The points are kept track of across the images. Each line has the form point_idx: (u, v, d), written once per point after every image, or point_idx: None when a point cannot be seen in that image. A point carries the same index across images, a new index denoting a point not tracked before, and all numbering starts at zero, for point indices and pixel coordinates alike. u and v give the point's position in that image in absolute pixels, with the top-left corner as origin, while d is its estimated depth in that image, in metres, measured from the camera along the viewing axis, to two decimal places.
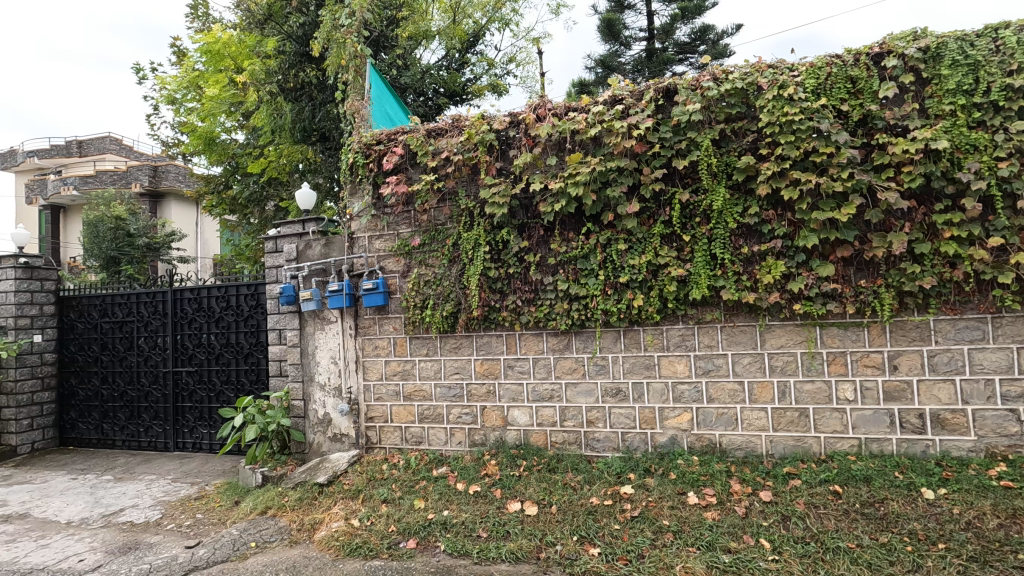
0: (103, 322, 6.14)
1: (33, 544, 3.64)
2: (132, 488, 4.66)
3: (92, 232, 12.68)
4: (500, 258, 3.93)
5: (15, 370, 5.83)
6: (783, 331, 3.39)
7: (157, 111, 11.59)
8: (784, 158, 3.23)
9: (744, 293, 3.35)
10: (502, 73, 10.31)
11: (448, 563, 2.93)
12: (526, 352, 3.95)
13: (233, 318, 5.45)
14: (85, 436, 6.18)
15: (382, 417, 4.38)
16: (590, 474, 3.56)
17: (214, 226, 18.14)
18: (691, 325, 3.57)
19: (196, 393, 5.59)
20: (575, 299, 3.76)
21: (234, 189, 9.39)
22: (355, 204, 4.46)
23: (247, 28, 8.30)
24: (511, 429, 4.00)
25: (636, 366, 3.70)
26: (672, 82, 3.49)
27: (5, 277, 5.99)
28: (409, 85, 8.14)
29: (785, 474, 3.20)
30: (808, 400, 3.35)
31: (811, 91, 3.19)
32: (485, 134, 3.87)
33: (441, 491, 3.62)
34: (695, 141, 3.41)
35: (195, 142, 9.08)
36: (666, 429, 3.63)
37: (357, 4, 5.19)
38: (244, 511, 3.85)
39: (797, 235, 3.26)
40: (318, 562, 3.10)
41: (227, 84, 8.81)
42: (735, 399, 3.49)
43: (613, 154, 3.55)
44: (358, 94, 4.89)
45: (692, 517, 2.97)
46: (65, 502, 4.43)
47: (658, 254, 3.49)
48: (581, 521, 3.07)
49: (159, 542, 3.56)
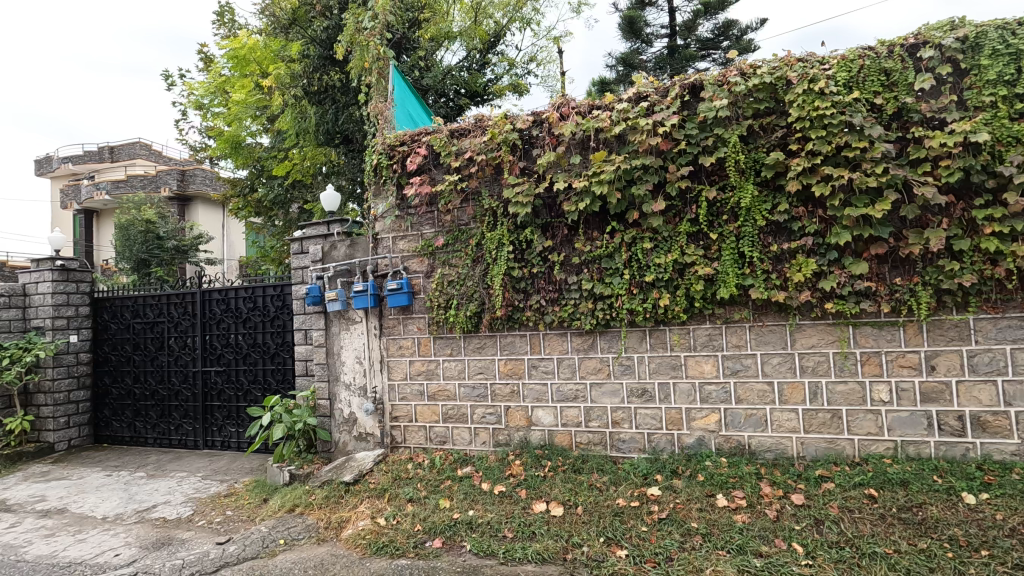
0: (135, 323, 6.30)
1: (71, 539, 3.74)
2: (164, 485, 4.76)
3: (123, 235, 13.03)
4: (524, 258, 3.92)
5: (52, 370, 6.02)
6: (814, 330, 3.31)
7: (185, 116, 11.85)
8: (815, 153, 3.16)
9: (774, 292, 3.29)
10: (523, 73, 10.29)
11: (475, 563, 2.93)
12: (550, 353, 3.94)
13: (260, 318, 5.54)
14: (118, 434, 6.34)
15: (406, 417, 4.41)
16: (615, 475, 3.53)
17: (240, 228, 18.48)
18: (718, 324, 3.51)
19: (224, 392, 5.70)
20: (600, 299, 3.73)
21: (260, 192, 9.54)
22: (379, 205, 4.50)
23: (272, 33, 8.42)
24: (536, 430, 3.98)
25: (662, 367, 3.66)
26: (698, 78, 3.43)
27: (43, 279, 6.18)
28: (430, 86, 8.18)
29: (818, 477, 3.13)
30: (840, 401, 3.27)
31: (842, 84, 3.12)
32: (508, 133, 3.86)
33: (466, 491, 3.62)
34: (723, 138, 3.35)
35: (222, 146, 9.25)
36: (693, 430, 3.58)
37: (380, 6, 5.24)
38: (273, 508, 3.91)
39: (828, 232, 3.19)
40: (345, 560, 3.12)
41: (253, 88, 8.97)
42: (764, 400, 3.42)
43: (638, 152, 3.52)
44: (382, 95, 4.93)
45: (722, 520, 2.92)
46: (101, 498, 4.55)
47: (685, 253, 3.45)
48: (608, 522, 3.04)
49: (191, 538, 3.62)
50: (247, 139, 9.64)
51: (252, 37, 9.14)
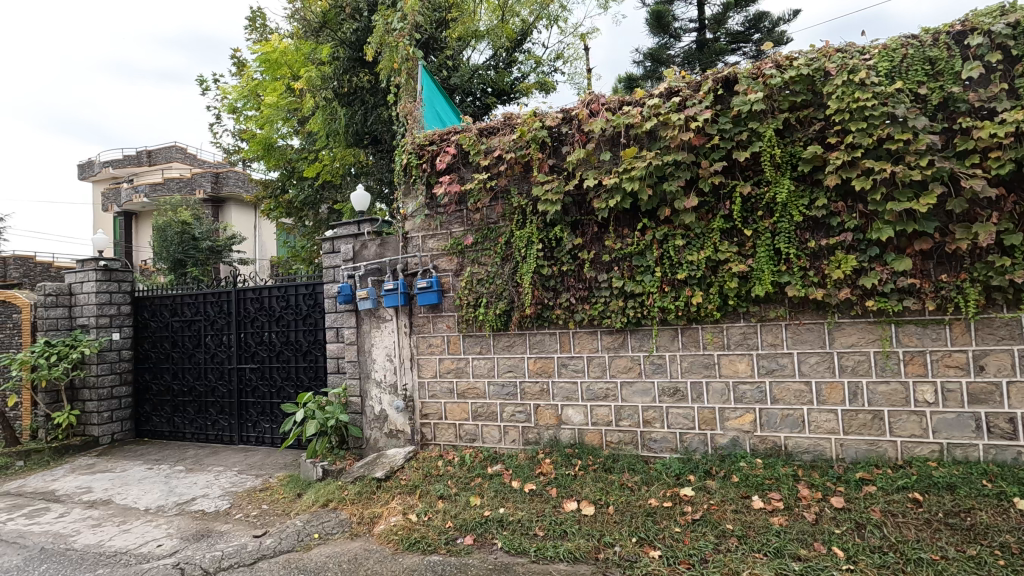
0: (173, 321, 6.49)
1: (116, 529, 3.88)
2: (202, 479, 4.90)
3: (160, 236, 13.42)
4: (553, 256, 3.90)
5: (97, 366, 6.25)
6: (854, 329, 3.21)
7: (220, 120, 12.16)
8: (855, 146, 3.07)
9: (811, 289, 3.20)
10: (550, 70, 10.25)
11: (506, 561, 2.94)
12: (580, 351, 3.92)
13: (293, 317, 5.65)
14: (158, 428, 6.54)
15: (436, 414, 4.44)
16: (647, 474, 3.49)
17: (272, 229, 18.85)
18: (753, 323, 3.45)
19: (259, 389, 5.84)
20: (630, 297, 3.69)
21: (291, 193, 9.74)
22: (409, 205, 4.54)
23: (303, 36, 8.54)
24: (566, 428, 3.96)
25: (694, 366, 3.60)
26: (731, 72, 3.36)
27: (88, 279, 6.42)
28: (458, 86, 8.23)
29: (858, 480, 3.05)
30: (882, 401, 3.17)
31: (884, 75, 3.03)
32: (538, 131, 3.84)
33: (497, 489, 3.63)
34: (758, 132, 3.27)
35: (254, 148, 9.45)
36: (727, 430, 3.52)
37: (410, 7, 5.29)
38: (307, 503, 3.98)
39: (869, 227, 3.09)
40: (378, 555, 3.16)
41: (284, 91, 9.11)
42: (802, 400, 3.34)
43: (669, 147, 3.47)
44: (410, 95, 4.97)
45: (757, 522, 2.86)
46: (143, 490, 4.71)
47: (718, 250, 3.38)
48: (640, 522, 3.02)
49: (229, 531, 3.72)
50: (278, 141, 9.81)
51: (283, 40, 9.21)
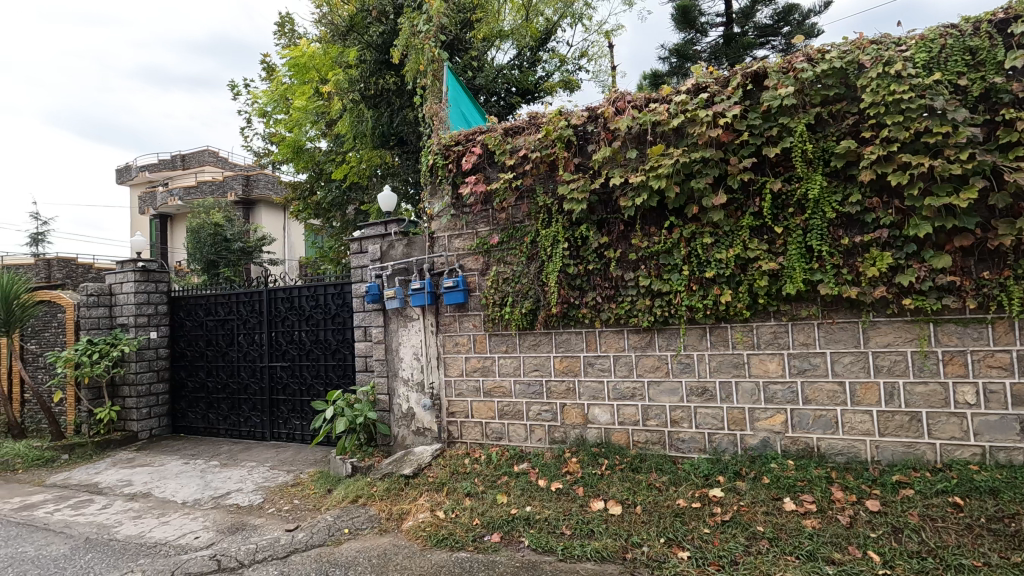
0: (207, 320, 6.67)
1: (155, 521, 4.01)
2: (236, 474, 5.03)
3: (194, 238, 13.80)
4: (579, 255, 3.89)
5: (135, 364, 6.48)
6: (890, 328, 3.13)
7: (250, 124, 12.41)
8: (890, 140, 2.99)
9: (845, 287, 3.13)
10: (574, 69, 10.19)
11: (534, 559, 2.95)
12: (606, 350, 3.90)
13: (322, 316, 5.76)
14: (193, 424, 6.74)
15: (463, 413, 4.47)
16: (675, 475, 3.46)
17: (300, 230, 19.22)
18: (784, 322, 3.38)
19: (290, 386, 5.96)
20: (657, 296, 3.67)
21: (319, 194, 9.92)
22: (435, 205, 4.58)
23: (331, 40, 8.56)
24: (592, 428, 3.95)
25: (723, 365, 3.55)
26: (760, 66, 3.31)
27: (127, 279, 6.65)
28: (483, 86, 8.25)
29: (894, 483, 2.96)
30: (920, 402, 3.08)
31: (922, 66, 2.94)
32: (563, 130, 3.83)
33: (524, 487, 3.65)
34: (789, 127, 3.21)
35: (284, 151, 9.64)
36: (757, 431, 3.46)
37: (435, 10, 5.34)
38: (337, 499, 4.06)
39: (906, 223, 3.00)
40: (407, 551, 3.21)
41: (313, 94, 9.24)
42: (835, 401, 3.27)
43: (697, 144, 3.42)
44: (436, 97, 5.01)
45: (790, 524, 2.82)
46: (180, 484, 4.86)
47: (747, 248, 3.33)
48: (668, 522, 2.99)
49: (263, 525, 3.81)
50: (307, 144, 9.97)
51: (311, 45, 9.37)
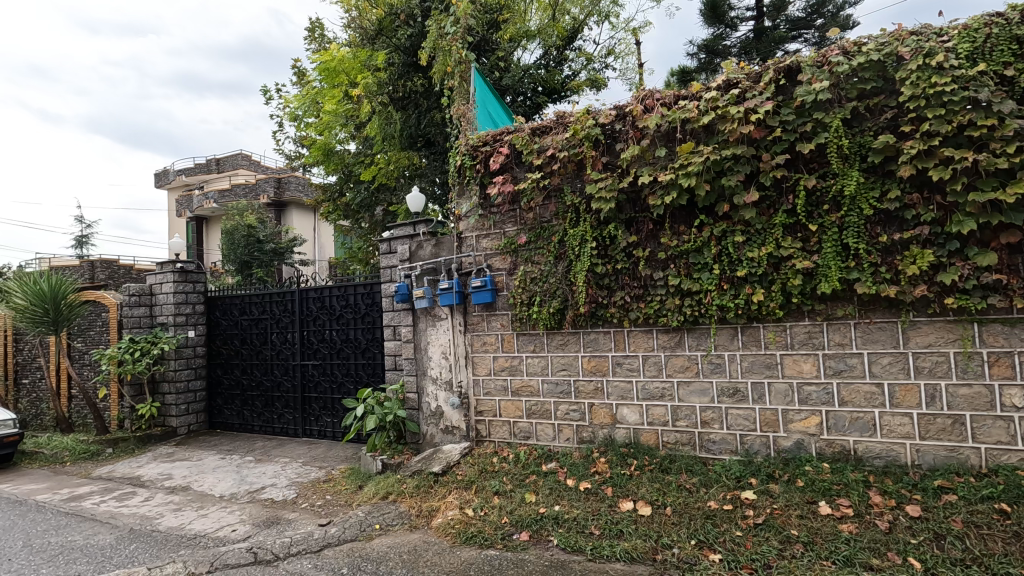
0: (242, 319, 6.85)
1: (195, 514, 4.15)
2: (271, 469, 5.16)
3: (228, 239, 14.17)
4: (607, 254, 3.87)
5: (174, 362, 6.70)
6: (931, 329, 3.03)
7: (281, 127, 12.69)
8: (932, 134, 2.89)
9: (883, 286, 3.04)
10: (601, 67, 10.14)
11: (563, 558, 2.95)
12: (635, 350, 3.88)
13: (352, 315, 5.86)
14: (229, 421, 6.93)
15: (491, 412, 4.49)
16: (706, 476, 3.42)
17: (330, 232, 19.61)
18: (818, 322, 3.30)
19: (321, 384, 6.09)
20: (687, 295, 3.62)
21: (349, 196, 10.10)
22: (463, 205, 4.61)
23: (360, 44, 8.70)
24: (621, 428, 3.93)
25: (755, 366, 3.50)
26: (794, 61, 3.24)
27: (166, 280, 6.88)
28: (509, 86, 8.29)
29: (936, 487, 2.87)
30: (963, 405, 2.98)
31: (965, 57, 2.84)
32: (591, 129, 3.82)
33: (552, 486, 3.65)
34: (823, 123, 3.14)
35: (315, 154, 9.84)
36: (791, 433, 3.39)
37: (463, 11, 5.38)
38: (368, 495, 4.13)
39: (948, 220, 2.90)
40: (437, 547, 3.25)
41: (342, 98, 9.39)
42: (872, 403, 3.18)
43: (728, 141, 3.37)
44: (464, 98, 5.04)
45: (825, 529, 2.76)
46: (217, 478, 5.01)
47: (781, 246, 3.26)
48: (699, 524, 2.96)
49: (297, 519, 3.91)
50: (336, 146, 10.13)
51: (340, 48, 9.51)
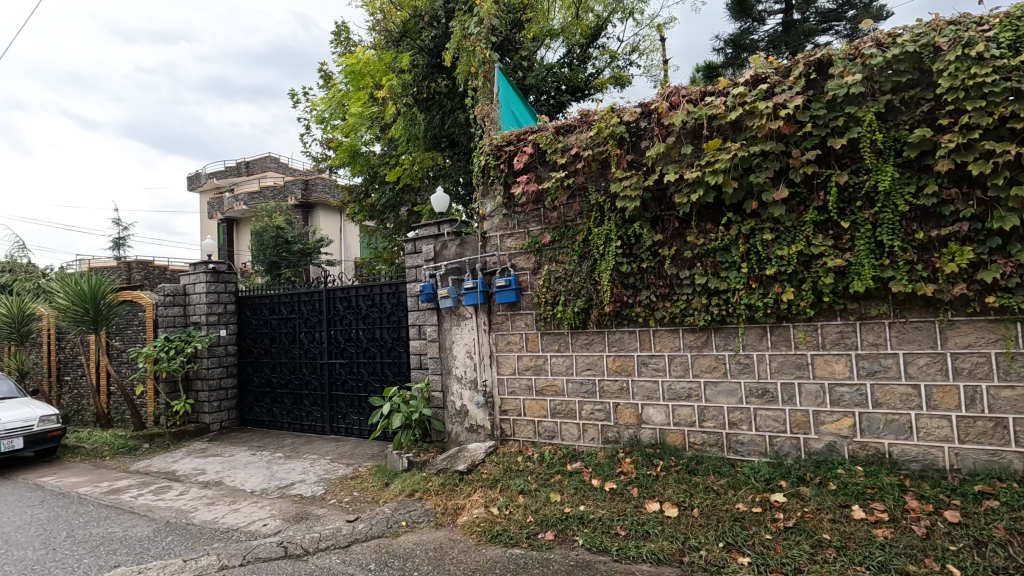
0: (271, 319, 7.00)
1: (227, 508, 4.26)
2: (300, 465, 5.26)
3: (258, 240, 14.48)
4: (633, 253, 3.84)
5: (207, 360, 6.89)
6: (971, 328, 2.93)
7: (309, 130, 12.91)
8: (971, 127, 2.80)
9: (919, 284, 2.95)
10: (626, 64, 10.05)
11: (588, 558, 2.94)
12: (661, 350, 3.84)
13: (378, 315, 5.94)
14: (259, 418, 7.09)
15: (515, 411, 4.50)
16: (734, 478, 3.36)
17: (355, 232, 19.88)
18: (851, 321, 3.22)
19: (348, 382, 6.18)
20: (714, 294, 3.57)
21: (374, 197, 10.22)
22: (487, 205, 4.62)
23: (384, 46, 8.79)
24: (647, 428, 3.89)
25: (785, 366, 3.43)
26: (825, 54, 3.17)
27: (199, 280, 7.07)
28: (533, 85, 8.29)
29: (976, 493, 2.77)
30: (1006, 408, 2.87)
31: (1007, 46, 2.73)
32: (615, 127, 3.79)
33: (577, 486, 3.64)
34: (856, 117, 3.06)
35: (341, 155, 9.99)
36: (823, 435, 3.32)
37: (487, 11, 5.40)
38: (394, 492, 4.18)
39: (988, 215, 2.80)
40: (463, 545, 3.27)
41: (368, 100, 9.53)
42: (908, 405, 3.09)
43: (756, 138, 3.31)
44: (488, 97, 5.06)
45: (859, 533, 2.69)
46: (249, 474, 5.13)
47: (811, 243, 3.19)
48: (727, 526, 2.92)
49: (325, 515, 3.98)
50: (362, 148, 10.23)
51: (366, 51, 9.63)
